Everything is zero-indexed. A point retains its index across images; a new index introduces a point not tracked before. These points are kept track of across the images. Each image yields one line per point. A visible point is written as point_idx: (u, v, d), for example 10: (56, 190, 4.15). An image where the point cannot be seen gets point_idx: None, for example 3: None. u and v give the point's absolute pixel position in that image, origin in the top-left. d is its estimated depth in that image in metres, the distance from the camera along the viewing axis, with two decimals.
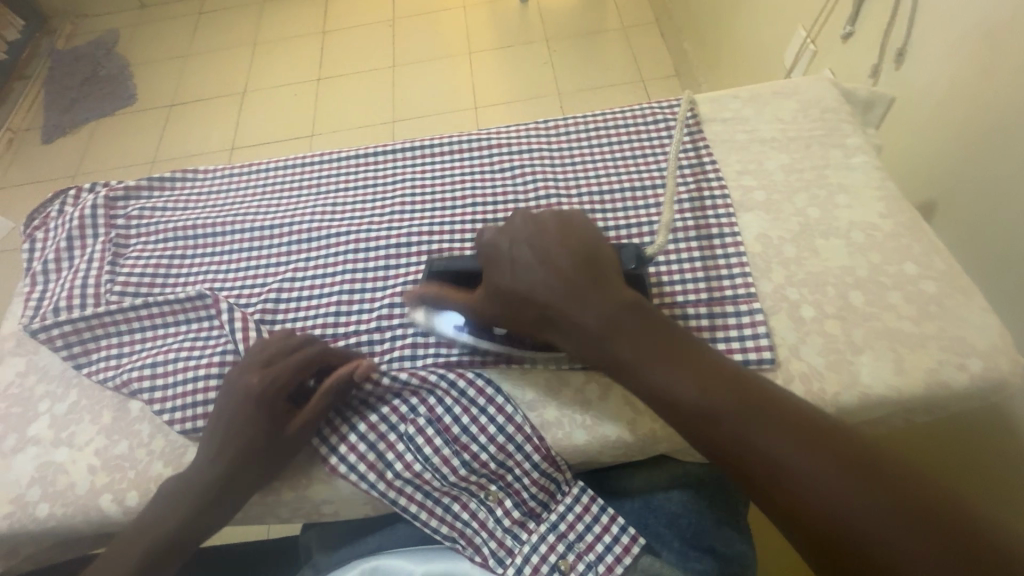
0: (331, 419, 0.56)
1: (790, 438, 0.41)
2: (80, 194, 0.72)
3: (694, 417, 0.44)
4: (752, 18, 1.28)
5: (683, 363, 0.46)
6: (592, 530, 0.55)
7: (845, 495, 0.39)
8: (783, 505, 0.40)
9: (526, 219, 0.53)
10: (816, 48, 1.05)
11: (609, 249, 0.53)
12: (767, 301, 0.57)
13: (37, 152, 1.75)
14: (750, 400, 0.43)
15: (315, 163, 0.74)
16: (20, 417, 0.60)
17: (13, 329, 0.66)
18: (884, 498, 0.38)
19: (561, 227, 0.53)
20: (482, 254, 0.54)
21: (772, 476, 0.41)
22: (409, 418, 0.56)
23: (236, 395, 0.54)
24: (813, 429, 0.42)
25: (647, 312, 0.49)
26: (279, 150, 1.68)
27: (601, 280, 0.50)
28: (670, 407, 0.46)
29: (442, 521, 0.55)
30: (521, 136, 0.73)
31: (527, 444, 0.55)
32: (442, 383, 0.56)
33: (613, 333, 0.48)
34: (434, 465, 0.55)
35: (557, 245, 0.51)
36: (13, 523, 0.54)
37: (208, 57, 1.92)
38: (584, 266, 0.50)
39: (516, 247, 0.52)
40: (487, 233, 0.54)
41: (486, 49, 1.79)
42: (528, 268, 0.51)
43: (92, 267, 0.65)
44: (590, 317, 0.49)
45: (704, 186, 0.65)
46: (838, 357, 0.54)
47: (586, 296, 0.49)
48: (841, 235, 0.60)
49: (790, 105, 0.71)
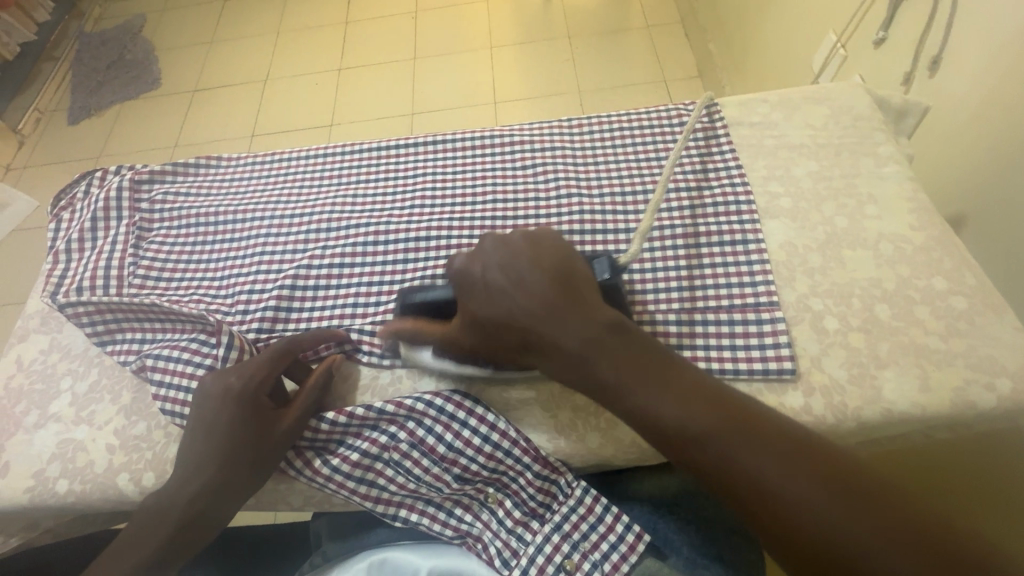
0: (312, 457, 0.55)
1: (773, 460, 0.41)
2: (106, 176, 0.73)
3: (678, 444, 0.43)
4: (780, 20, 1.26)
5: (662, 386, 0.45)
6: (597, 530, 0.55)
7: (834, 516, 0.38)
8: (774, 524, 0.40)
9: (497, 241, 0.52)
10: (847, 53, 1.03)
11: (583, 265, 0.51)
12: (790, 310, 0.56)
13: (63, 133, 1.78)
14: (730, 424, 0.42)
15: (336, 154, 0.74)
16: (42, 394, 0.61)
17: (39, 307, 0.67)
18: (876, 519, 0.38)
19: (533, 247, 0.51)
20: (457, 280, 0.53)
21: (766, 501, 0.40)
22: (391, 445, 0.54)
23: (206, 406, 0.53)
24: (795, 447, 0.41)
25: (626, 331, 0.47)
26: (299, 138, 1.69)
27: (576, 300, 0.48)
28: (651, 434, 0.45)
29: (445, 524, 0.56)
30: (544, 134, 0.73)
31: (515, 449, 0.54)
32: (419, 406, 0.54)
33: (593, 356, 0.46)
34: (428, 481, 0.54)
35: (529, 266, 0.50)
36: (32, 497, 0.55)
37: (232, 44, 1.93)
38: (559, 286, 0.48)
39: (489, 271, 0.51)
40: (458, 259, 0.53)
41: (507, 44, 1.78)
42: (501, 293, 0.49)
43: (116, 249, 0.65)
44: (569, 340, 0.47)
45: (729, 192, 0.64)
46: (860, 371, 0.53)
47: (561, 319, 0.47)
48: (869, 246, 0.59)
49: (821, 111, 0.69)
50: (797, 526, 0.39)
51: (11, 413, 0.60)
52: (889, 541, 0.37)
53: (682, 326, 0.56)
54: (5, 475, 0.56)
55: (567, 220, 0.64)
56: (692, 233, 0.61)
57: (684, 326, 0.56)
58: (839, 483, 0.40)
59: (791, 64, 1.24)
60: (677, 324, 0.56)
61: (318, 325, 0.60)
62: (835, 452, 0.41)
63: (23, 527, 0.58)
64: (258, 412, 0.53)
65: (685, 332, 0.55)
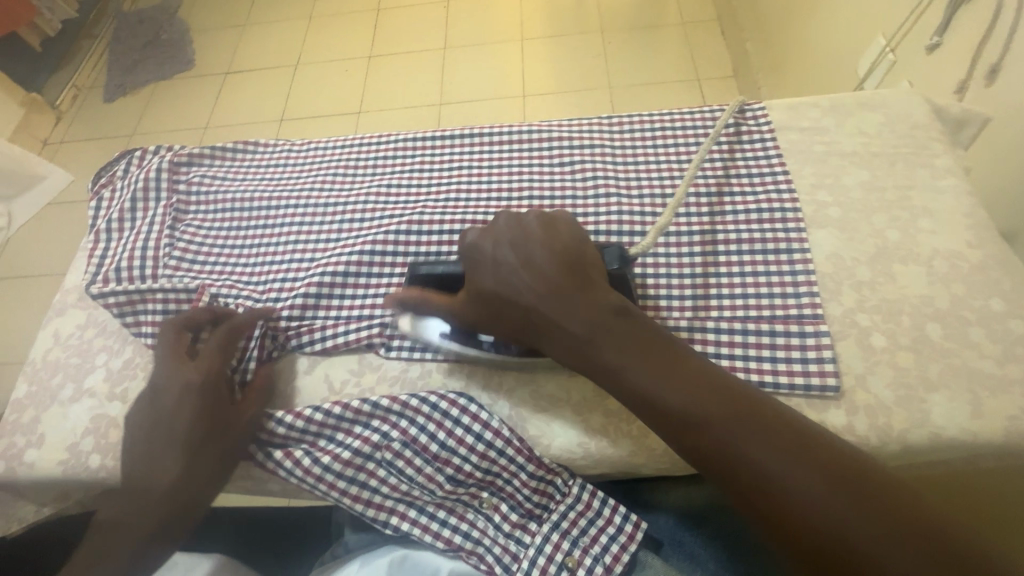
0: (301, 456, 0.54)
1: (771, 446, 0.40)
2: (145, 156, 0.73)
3: (676, 426, 0.43)
4: (824, 21, 1.21)
5: (665, 369, 0.44)
6: (595, 524, 0.55)
7: (839, 517, 0.38)
8: (772, 517, 0.40)
9: (511, 219, 0.51)
10: (896, 58, 0.99)
11: (593, 250, 0.50)
12: (835, 325, 0.54)
13: (99, 110, 1.81)
14: (731, 410, 0.42)
15: (372, 143, 0.73)
16: (78, 368, 0.62)
17: (77, 283, 0.68)
18: (867, 514, 0.38)
19: (544, 227, 0.50)
20: (466, 254, 0.52)
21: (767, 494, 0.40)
22: (383, 444, 0.54)
23: (167, 397, 0.55)
24: (790, 434, 0.41)
25: (632, 315, 0.47)
26: (328, 124, 1.69)
27: (585, 283, 0.48)
28: (651, 416, 0.45)
29: (437, 535, 0.54)
30: (583, 131, 0.71)
31: (508, 449, 0.54)
32: (412, 404, 0.54)
33: (597, 337, 0.46)
34: (420, 483, 0.54)
35: (539, 247, 0.49)
36: (66, 470, 0.56)
37: (265, 28, 1.94)
38: (566, 267, 0.48)
39: (499, 248, 0.50)
40: (470, 234, 0.52)
41: (538, 37, 1.76)
42: (510, 272, 0.49)
43: (153, 230, 0.66)
44: (575, 320, 0.46)
45: (774, 199, 0.62)
46: (908, 392, 0.50)
47: (570, 301, 0.47)
48: (921, 262, 0.56)
49: (875, 118, 0.67)
50: (791, 519, 0.39)
51: (48, 385, 0.61)
52: (879, 534, 0.37)
53: (721, 334, 0.54)
54: (41, 446, 0.57)
55: (604, 219, 0.63)
56: (733, 240, 0.59)
57: (723, 334, 0.54)
58: (831, 475, 0.39)
59: (833, 67, 1.20)
60: (715, 332, 0.54)
61: (348, 313, 0.60)
62: (827, 442, 0.41)
63: (54, 498, 0.59)
64: (217, 403, 0.55)
65: (724, 340, 0.54)
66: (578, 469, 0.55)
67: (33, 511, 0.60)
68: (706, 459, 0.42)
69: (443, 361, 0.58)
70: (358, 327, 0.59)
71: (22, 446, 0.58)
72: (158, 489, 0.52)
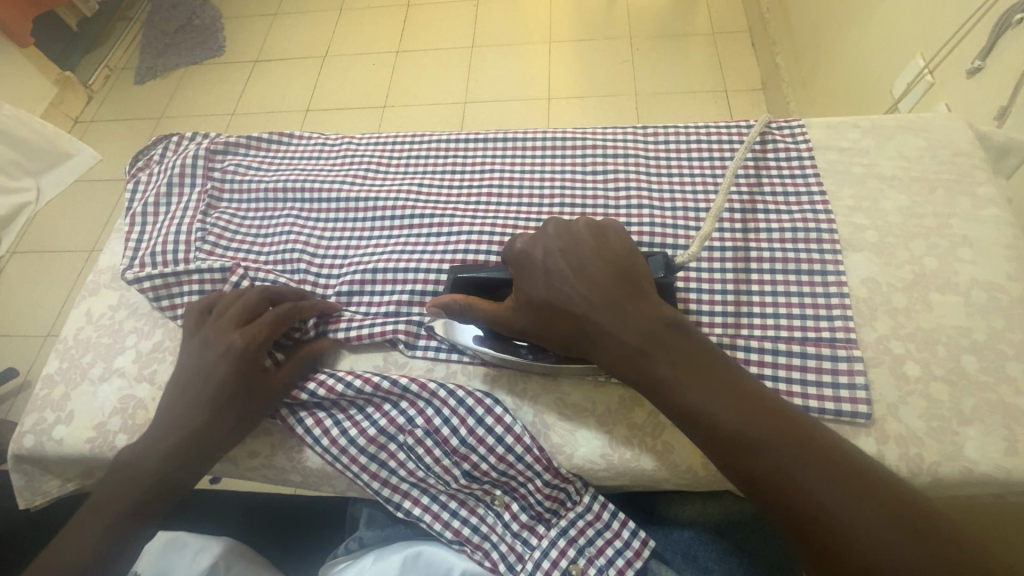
0: (331, 425, 0.55)
1: (820, 471, 0.40)
2: (181, 141, 0.74)
3: (720, 443, 0.43)
4: (860, 39, 1.19)
5: (714, 384, 0.44)
6: (602, 536, 0.53)
7: (877, 543, 0.37)
8: (816, 543, 0.39)
9: (561, 227, 0.51)
10: (934, 79, 0.97)
11: (643, 264, 0.50)
12: (867, 351, 0.53)
13: (129, 91, 1.83)
14: (783, 432, 0.41)
15: (406, 142, 0.74)
16: (109, 347, 0.63)
17: (111, 264, 0.70)
18: (913, 549, 0.37)
19: (598, 237, 0.50)
20: (514, 262, 0.52)
21: (814, 519, 0.39)
22: (408, 429, 0.54)
23: (208, 356, 0.54)
24: (840, 460, 0.40)
25: (682, 330, 0.47)
26: (353, 117, 1.70)
27: (635, 296, 0.47)
28: (696, 433, 0.44)
29: (447, 525, 0.53)
30: (617, 139, 0.71)
31: (527, 454, 0.53)
32: (440, 394, 0.55)
33: (651, 347, 0.46)
34: (437, 472, 0.54)
35: (592, 256, 0.49)
36: (93, 446, 0.57)
37: (296, 18, 1.95)
38: (618, 278, 0.48)
39: (550, 256, 0.50)
40: (519, 241, 0.52)
41: (566, 40, 1.76)
42: (558, 279, 0.49)
43: (187, 215, 0.66)
44: (627, 331, 0.46)
45: (810, 218, 0.61)
46: (940, 424, 0.50)
47: (621, 311, 0.47)
48: (959, 292, 0.56)
49: (916, 142, 0.65)
50: (842, 550, 0.38)
51: (78, 363, 0.62)
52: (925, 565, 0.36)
53: (750, 352, 0.54)
54: (70, 422, 0.59)
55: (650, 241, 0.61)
56: (766, 258, 0.59)
57: (753, 352, 0.54)
58: (878, 502, 0.38)
59: (866, 86, 1.18)
60: (745, 350, 0.54)
61: (377, 309, 0.61)
62: (874, 471, 0.40)
63: (78, 473, 0.60)
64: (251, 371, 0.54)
65: (753, 359, 0.53)
66: (597, 480, 0.55)
67: (58, 486, 0.61)
68: (752, 482, 0.42)
69: (468, 364, 0.58)
70: (385, 321, 0.59)
71: (51, 421, 0.59)
72: (153, 445, 0.52)
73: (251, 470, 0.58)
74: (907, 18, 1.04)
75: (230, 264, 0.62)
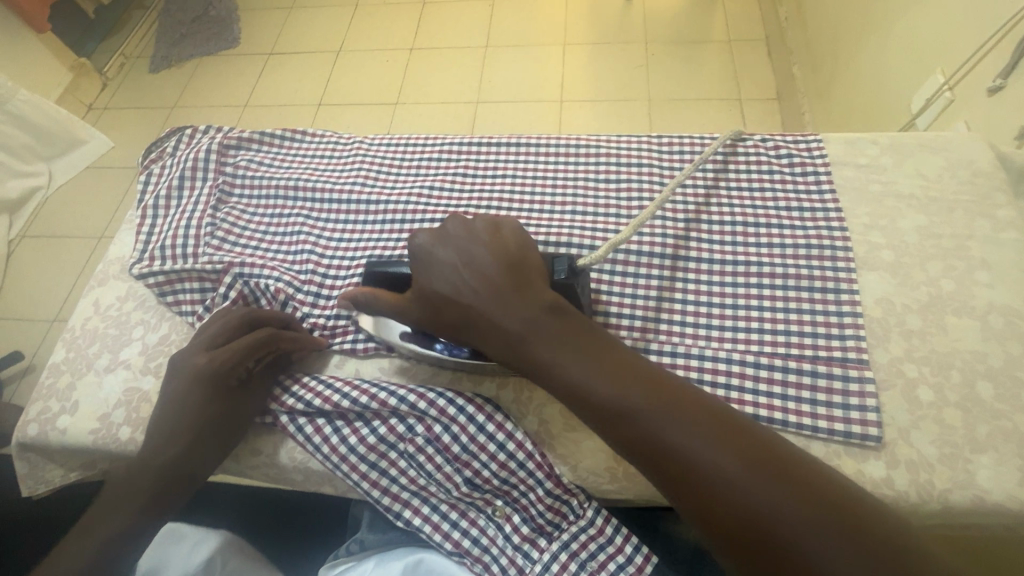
0: (330, 432, 0.55)
1: (701, 436, 0.41)
2: (194, 134, 0.74)
3: (611, 420, 0.44)
4: (880, 53, 1.18)
5: (601, 364, 0.45)
6: (604, 550, 0.52)
7: (763, 504, 0.39)
8: (708, 513, 0.40)
9: (453, 225, 0.52)
10: (953, 96, 0.95)
11: (537, 255, 0.52)
12: (880, 373, 0.53)
13: (143, 80, 1.84)
14: (667, 406, 0.43)
15: (419, 144, 0.74)
16: (115, 339, 0.63)
17: (121, 255, 0.70)
18: (790, 497, 0.39)
19: (487, 232, 0.52)
20: (412, 260, 0.52)
21: (703, 486, 0.40)
22: (407, 437, 0.54)
23: (178, 381, 0.54)
24: (719, 423, 0.42)
25: (569, 313, 0.48)
26: (365, 113, 1.70)
27: (525, 284, 0.48)
28: (590, 413, 0.45)
29: (447, 536, 0.53)
30: (631, 148, 0.70)
31: (529, 461, 0.53)
32: (440, 402, 0.54)
33: (539, 330, 0.46)
34: (438, 480, 0.54)
35: (481, 251, 0.50)
36: (96, 439, 0.57)
37: (311, 12, 1.95)
38: (507, 267, 0.49)
39: (442, 253, 0.51)
40: (419, 237, 0.52)
41: (580, 43, 1.75)
42: (452, 271, 0.50)
43: (197, 210, 0.67)
44: (516, 316, 0.47)
45: (825, 235, 0.60)
46: (953, 451, 0.49)
47: (509, 298, 0.48)
48: (976, 316, 0.55)
49: (937, 161, 0.64)
50: (734, 516, 0.39)
51: (85, 354, 0.62)
52: (809, 516, 0.38)
53: (759, 369, 0.53)
54: (74, 413, 0.59)
55: (623, 260, 0.60)
56: (780, 274, 0.58)
57: (762, 369, 0.53)
58: (759, 463, 0.40)
59: (883, 100, 1.16)
60: (754, 366, 0.53)
61: None
62: (753, 432, 0.42)
63: (82, 465, 0.60)
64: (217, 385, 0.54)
65: (762, 376, 0.53)
66: (599, 492, 0.55)
67: (61, 475, 0.61)
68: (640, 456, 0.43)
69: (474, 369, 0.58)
70: None
71: (56, 411, 0.59)
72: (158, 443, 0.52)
73: (253, 468, 0.58)
74: (928, 33, 1.03)
75: (222, 266, 0.62)
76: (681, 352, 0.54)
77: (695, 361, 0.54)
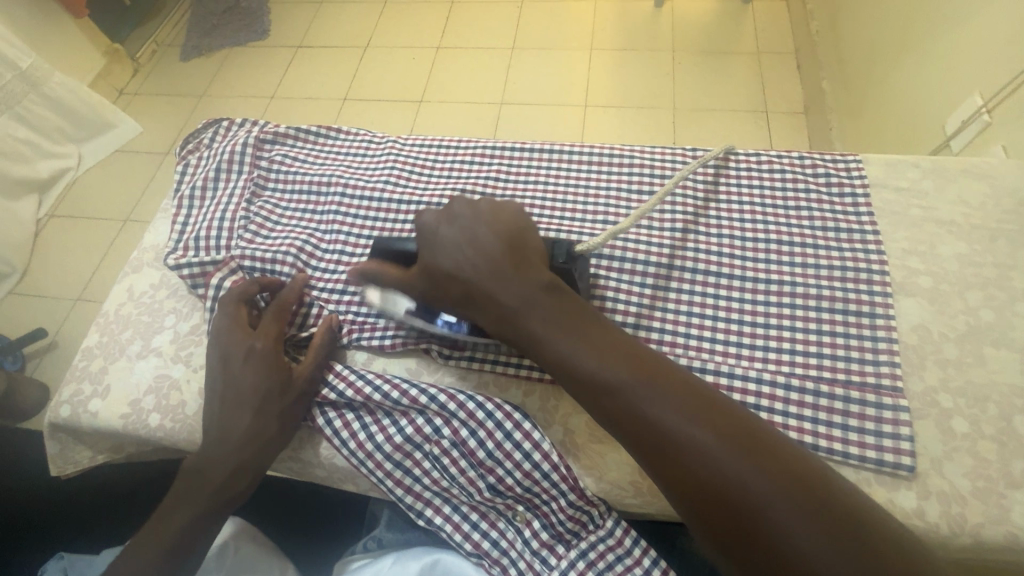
0: (358, 428, 0.55)
1: (681, 412, 0.43)
2: (231, 127, 0.75)
3: (598, 396, 0.45)
4: (916, 72, 1.16)
5: (591, 343, 0.47)
6: (622, 562, 0.52)
7: (738, 482, 0.40)
8: (685, 487, 0.42)
9: (461, 203, 0.53)
10: (991, 119, 0.93)
11: (538, 239, 0.53)
12: (914, 402, 0.52)
13: (175, 68, 1.87)
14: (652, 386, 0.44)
15: (452, 147, 0.74)
16: (148, 326, 0.64)
17: (155, 243, 0.71)
18: (760, 470, 0.41)
19: (493, 212, 0.52)
20: (420, 234, 0.53)
21: (682, 462, 0.42)
22: (433, 438, 0.54)
23: (230, 364, 0.55)
24: (701, 404, 0.44)
25: (564, 292, 0.49)
26: (390, 110, 1.71)
27: (524, 263, 0.50)
28: (578, 389, 0.46)
29: (466, 538, 0.53)
30: (665, 159, 0.69)
31: (553, 472, 0.53)
32: (468, 406, 0.54)
33: (532, 310, 0.48)
34: (461, 483, 0.54)
35: (484, 229, 0.51)
36: (127, 423, 0.58)
37: (341, 7, 1.97)
38: (509, 247, 0.50)
39: (447, 229, 0.52)
40: (426, 215, 0.53)
41: (608, 49, 1.74)
42: (455, 247, 0.51)
43: (232, 202, 0.68)
44: (512, 295, 0.49)
45: (861, 257, 0.59)
46: (987, 485, 0.48)
47: (507, 277, 0.49)
48: (1016, 349, 0.54)
49: (979, 188, 0.63)
50: (708, 492, 0.41)
51: (118, 338, 0.63)
52: (779, 489, 0.40)
53: (790, 391, 0.52)
54: (106, 397, 0.60)
55: (653, 272, 0.60)
56: (814, 294, 0.57)
57: (793, 392, 0.52)
58: (738, 445, 0.42)
59: (917, 120, 1.14)
60: (785, 388, 0.52)
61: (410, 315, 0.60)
62: (737, 414, 0.44)
63: (111, 447, 0.61)
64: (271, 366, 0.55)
65: (793, 399, 0.52)
66: (621, 504, 0.54)
67: (89, 457, 0.62)
68: (624, 431, 0.44)
69: (501, 375, 0.58)
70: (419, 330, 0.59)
71: (88, 394, 0.60)
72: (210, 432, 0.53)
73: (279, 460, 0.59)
74: (970, 53, 1.00)
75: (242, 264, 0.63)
76: (710, 368, 0.54)
77: (724, 378, 0.53)
